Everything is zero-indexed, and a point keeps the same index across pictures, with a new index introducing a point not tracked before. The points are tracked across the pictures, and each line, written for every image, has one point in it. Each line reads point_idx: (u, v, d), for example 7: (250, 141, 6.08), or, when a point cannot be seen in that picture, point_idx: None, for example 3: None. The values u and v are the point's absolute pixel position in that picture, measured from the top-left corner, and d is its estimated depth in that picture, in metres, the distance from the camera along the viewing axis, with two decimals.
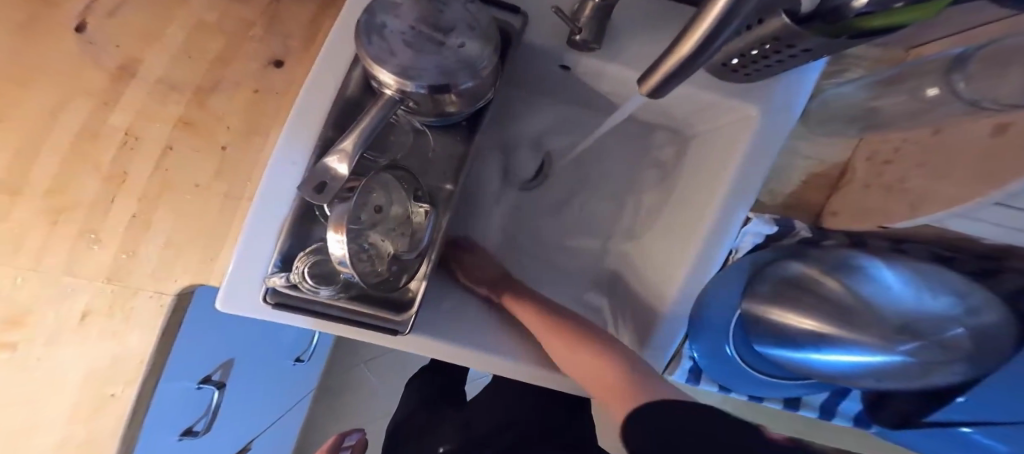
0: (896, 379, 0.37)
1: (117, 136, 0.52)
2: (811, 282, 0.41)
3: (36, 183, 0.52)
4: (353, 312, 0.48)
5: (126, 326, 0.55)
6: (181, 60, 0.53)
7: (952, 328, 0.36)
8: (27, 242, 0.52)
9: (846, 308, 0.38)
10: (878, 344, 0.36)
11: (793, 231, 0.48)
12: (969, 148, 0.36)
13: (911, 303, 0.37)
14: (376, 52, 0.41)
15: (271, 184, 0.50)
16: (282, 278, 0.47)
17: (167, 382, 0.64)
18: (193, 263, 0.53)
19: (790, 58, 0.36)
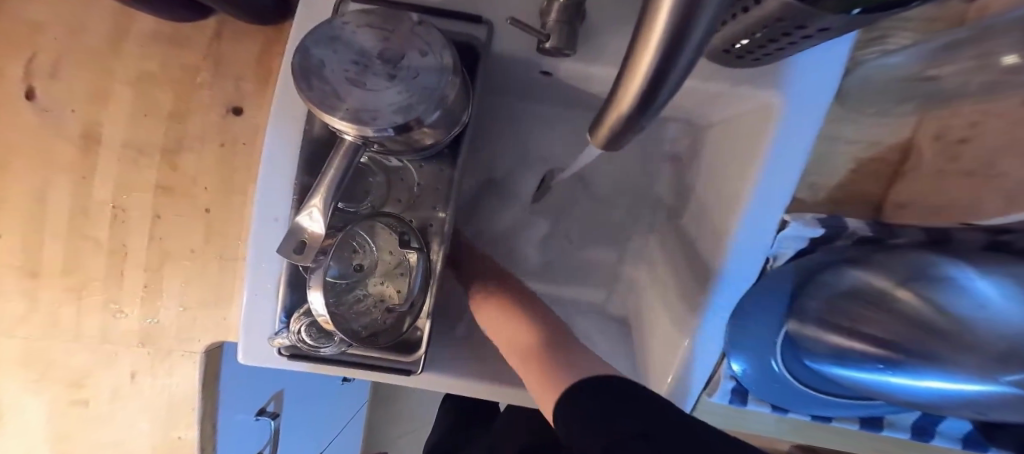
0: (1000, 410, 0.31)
1: (106, 210, 0.52)
2: (885, 296, 0.37)
3: (51, 264, 0.53)
4: (364, 357, 0.48)
5: (171, 381, 0.59)
6: (138, 119, 0.50)
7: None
8: (65, 320, 0.55)
9: (923, 325, 0.33)
10: (969, 372, 0.30)
11: (848, 232, 0.42)
12: None
13: (1007, 315, 0.29)
14: (319, 96, 0.35)
15: (258, 240, 0.48)
16: (287, 338, 0.48)
17: (228, 417, 0.66)
18: (212, 325, 0.55)
19: (802, 40, 0.28)
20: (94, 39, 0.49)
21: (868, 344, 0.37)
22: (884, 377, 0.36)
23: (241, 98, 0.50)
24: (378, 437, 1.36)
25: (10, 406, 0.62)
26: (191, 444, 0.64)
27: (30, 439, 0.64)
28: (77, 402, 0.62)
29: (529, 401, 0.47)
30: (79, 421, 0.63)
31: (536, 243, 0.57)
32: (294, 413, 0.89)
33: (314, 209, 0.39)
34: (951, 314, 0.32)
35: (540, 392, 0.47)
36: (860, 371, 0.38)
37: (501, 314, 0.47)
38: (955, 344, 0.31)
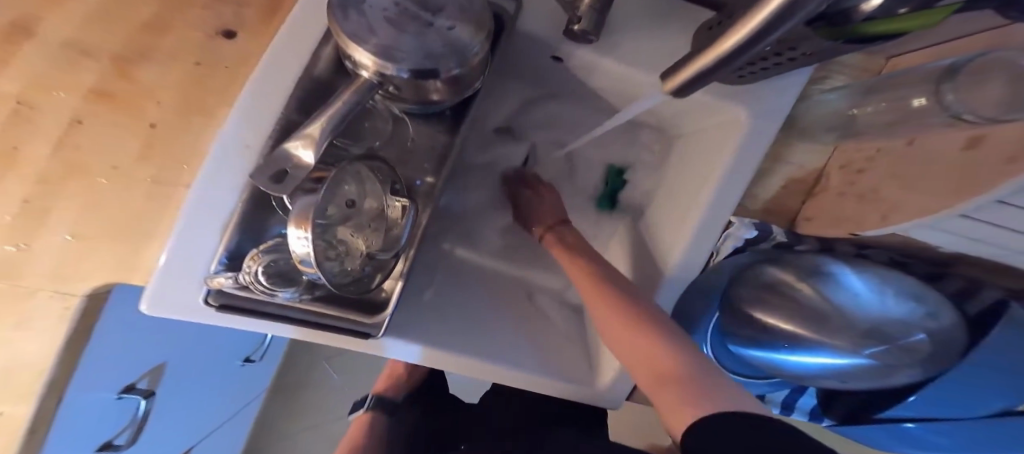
0: (858, 377, 0.52)
1: (5, 104, 0.43)
2: (789, 286, 0.52)
3: None
4: (317, 313, 0.44)
5: (23, 330, 0.50)
6: (91, 21, 0.44)
7: (914, 334, 0.51)
8: None
9: (819, 313, 0.50)
10: (850, 349, 0.50)
11: (770, 236, 0.52)
12: (943, 157, 0.40)
13: (868, 305, 0.50)
14: (351, 29, 0.36)
15: (216, 167, 0.43)
16: (229, 279, 0.41)
17: (81, 393, 0.59)
18: (114, 257, 0.49)
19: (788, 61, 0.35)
20: None
21: (784, 321, 0.52)
22: (784, 354, 0.53)
23: (236, 24, 0.47)
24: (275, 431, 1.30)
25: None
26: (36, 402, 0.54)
27: None
28: None
29: (479, 371, 0.49)
30: None
31: (500, 227, 0.60)
32: (169, 396, 0.80)
33: (308, 139, 0.37)
34: (841, 307, 0.50)
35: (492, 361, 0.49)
36: (765, 348, 0.54)
37: (621, 326, 0.44)
38: (847, 330, 0.50)
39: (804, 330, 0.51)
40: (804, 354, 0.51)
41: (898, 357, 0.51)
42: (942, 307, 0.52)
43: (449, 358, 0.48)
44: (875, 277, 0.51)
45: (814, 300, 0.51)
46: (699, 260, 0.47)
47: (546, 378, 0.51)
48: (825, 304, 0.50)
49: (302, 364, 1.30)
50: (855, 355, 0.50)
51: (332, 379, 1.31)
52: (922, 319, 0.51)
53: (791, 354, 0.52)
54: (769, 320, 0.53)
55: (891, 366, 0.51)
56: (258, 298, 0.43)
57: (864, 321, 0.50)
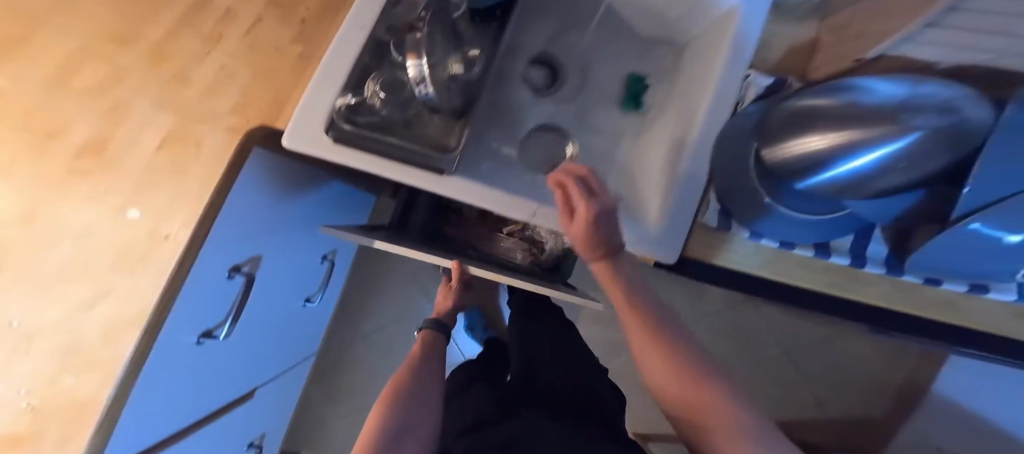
0: (890, 176, 0.40)
1: (219, 7, 0.61)
2: (812, 109, 0.42)
3: (143, 37, 0.59)
4: (407, 149, 0.55)
5: (184, 170, 0.58)
6: None
7: (936, 102, 0.37)
8: (125, 85, 0.57)
9: (850, 116, 0.39)
10: (882, 136, 0.38)
11: (785, 85, 0.54)
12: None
13: (897, 93, 0.38)
14: None
15: (341, 44, 0.58)
16: (352, 100, 0.54)
17: (209, 261, 0.62)
18: (264, 114, 0.59)
19: None
20: None
21: (825, 139, 0.41)
22: (838, 167, 0.41)
23: None
24: (311, 407, 1.52)
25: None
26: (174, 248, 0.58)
27: None
28: (74, 172, 0.57)
29: (520, 209, 0.58)
30: (61, 200, 0.56)
31: (539, 122, 0.72)
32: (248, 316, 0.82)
33: None
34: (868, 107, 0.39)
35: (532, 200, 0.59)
36: (827, 170, 0.42)
37: (687, 391, 0.44)
38: (878, 118, 0.38)
39: (846, 135, 0.39)
40: (859, 156, 0.39)
41: (938, 142, 0.37)
42: (968, 89, 0.38)
43: (503, 200, 0.58)
44: (936, 38, 0.42)
45: (851, 109, 0.39)
46: (720, 124, 0.58)
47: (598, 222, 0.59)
48: (855, 108, 0.39)
49: (339, 343, 1.53)
50: (897, 137, 0.37)
51: (369, 364, 1.53)
52: (960, 95, 0.37)
53: (848, 160, 0.40)
54: (817, 141, 0.41)
55: (941, 148, 0.37)
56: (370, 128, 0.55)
57: (890, 107, 0.38)
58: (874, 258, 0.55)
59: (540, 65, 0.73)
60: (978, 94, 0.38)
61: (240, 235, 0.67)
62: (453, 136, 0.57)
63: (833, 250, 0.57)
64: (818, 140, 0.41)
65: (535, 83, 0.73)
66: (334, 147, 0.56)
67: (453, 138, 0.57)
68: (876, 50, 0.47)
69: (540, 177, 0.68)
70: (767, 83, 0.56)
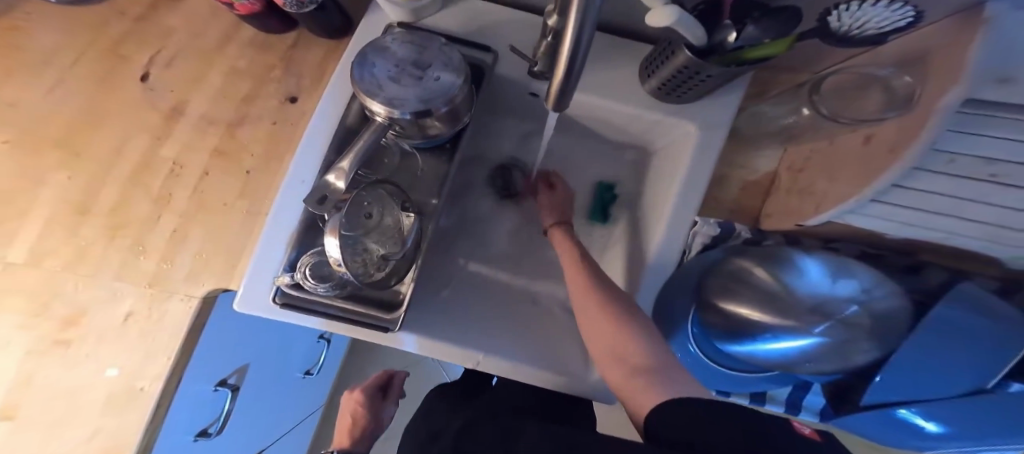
0: (825, 363, 0.47)
1: (166, 164, 0.61)
2: (751, 274, 0.49)
3: (100, 205, 0.61)
4: (352, 313, 0.53)
5: (159, 328, 0.61)
6: (217, 101, 0.62)
7: (847, 307, 0.46)
8: (88, 256, 0.60)
9: (777, 296, 0.47)
10: (802, 328, 0.45)
11: (734, 233, 0.54)
12: (852, 155, 0.40)
13: (818, 285, 0.47)
14: (367, 88, 0.49)
15: (284, 200, 0.56)
16: (288, 277, 0.52)
17: (190, 385, 0.65)
18: (219, 271, 0.60)
19: (704, 80, 0.43)
20: (207, 37, 0.64)
21: (750, 311, 0.48)
22: (756, 343, 0.48)
23: (299, 92, 0.62)
24: None
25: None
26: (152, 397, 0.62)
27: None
28: (60, 342, 0.61)
29: (464, 359, 0.53)
30: (49, 368, 0.60)
31: (509, 231, 0.65)
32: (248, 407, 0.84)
33: (340, 171, 0.49)
34: (791, 289, 0.47)
35: (471, 350, 0.53)
36: (746, 343, 0.49)
37: None
38: (797, 310, 0.46)
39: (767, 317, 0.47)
40: (775, 340, 0.47)
41: (845, 335, 0.46)
42: (881, 284, 0.47)
43: (456, 354, 0.53)
44: (873, 219, 0.48)
45: (784, 294, 0.47)
46: (669, 262, 0.50)
47: (559, 375, 0.53)
48: (780, 287, 0.47)
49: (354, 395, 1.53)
50: (808, 334, 0.45)
51: None
52: (871, 296, 0.46)
53: (764, 340, 0.47)
54: (745, 312, 0.48)
55: (854, 340, 0.46)
56: (311, 298, 0.53)
57: (812, 302, 0.46)
58: (809, 407, 0.69)
59: (502, 174, 0.65)
60: (891, 290, 0.48)
61: (221, 353, 0.70)
62: (397, 285, 0.54)
63: (770, 398, 0.69)
64: (747, 312, 0.48)
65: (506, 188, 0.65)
66: (284, 310, 0.55)
67: (405, 289, 0.54)
68: (820, 219, 0.45)
69: (508, 305, 0.60)
70: (714, 230, 0.54)
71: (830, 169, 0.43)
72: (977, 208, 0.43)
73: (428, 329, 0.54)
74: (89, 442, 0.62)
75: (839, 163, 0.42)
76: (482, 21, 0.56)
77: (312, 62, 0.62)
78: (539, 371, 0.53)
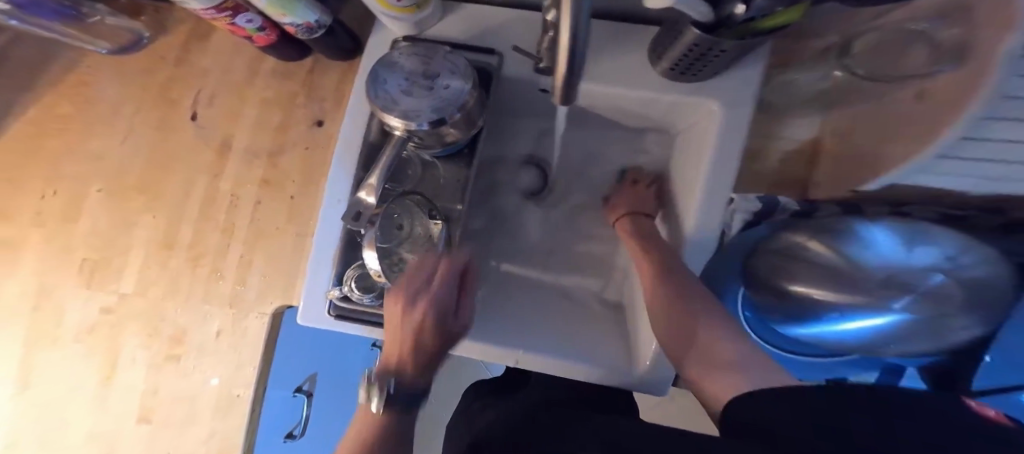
0: (913, 339, 0.46)
1: (225, 197, 0.67)
2: (806, 252, 0.45)
3: (181, 240, 0.69)
4: None
5: (243, 340, 0.69)
6: (256, 133, 0.67)
7: (930, 279, 0.44)
8: (178, 286, 0.69)
9: (843, 273, 0.45)
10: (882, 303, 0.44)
11: (780, 207, 0.45)
12: (902, 115, 0.34)
13: (890, 255, 0.43)
14: (382, 103, 0.50)
15: (325, 220, 0.60)
16: (338, 291, 0.56)
17: (276, 390, 0.73)
18: (282, 289, 0.66)
19: (720, 55, 0.39)
20: (238, 74, 0.69)
21: (810, 289, 0.46)
22: (832, 322, 0.46)
23: (324, 115, 0.65)
24: None
25: (79, 376, 0.72)
26: (247, 402, 0.72)
27: (122, 407, 0.72)
28: (170, 358, 0.71)
29: (504, 358, 0.55)
30: (166, 380, 0.71)
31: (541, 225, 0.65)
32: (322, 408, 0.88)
33: (369, 187, 0.49)
34: (858, 260, 0.44)
35: (513, 350, 0.54)
36: (812, 323, 0.47)
37: None
38: (870, 282, 0.44)
39: (847, 299, 0.45)
40: (856, 318, 0.45)
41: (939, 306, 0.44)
42: (970, 250, 0.43)
43: (495, 351, 0.54)
44: (939, 180, 0.39)
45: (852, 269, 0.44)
46: (704, 248, 0.46)
47: (597, 370, 0.53)
48: (844, 260, 0.44)
49: None
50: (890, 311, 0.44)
51: None
52: (956, 265, 0.43)
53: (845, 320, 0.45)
54: (806, 288, 0.46)
55: (940, 313, 0.45)
56: (359, 307, 0.57)
57: (885, 275, 0.44)
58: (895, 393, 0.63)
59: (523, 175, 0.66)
60: (980, 259, 0.43)
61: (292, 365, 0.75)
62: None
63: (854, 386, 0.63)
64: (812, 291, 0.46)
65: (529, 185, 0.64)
66: (337, 319, 0.60)
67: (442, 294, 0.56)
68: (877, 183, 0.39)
69: (546, 300, 0.61)
70: (756, 206, 0.45)
71: (884, 129, 0.36)
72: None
73: (469, 329, 0.56)
74: (207, 441, 0.73)
75: (891, 127, 0.35)
76: (485, 24, 0.55)
77: (331, 84, 0.65)
78: (576, 366, 0.53)
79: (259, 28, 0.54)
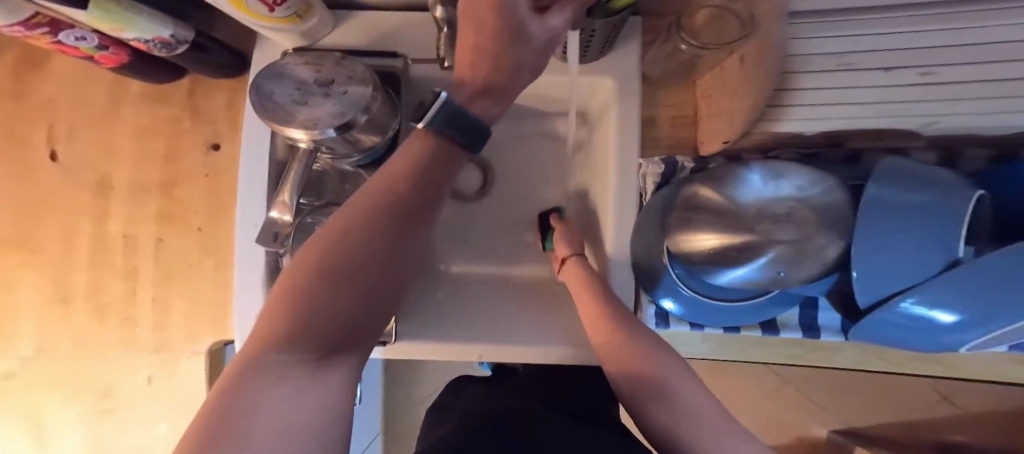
0: (798, 268, 0.40)
1: (118, 240, 0.62)
2: (699, 199, 0.45)
3: (77, 290, 0.63)
4: None
5: (179, 382, 0.66)
6: (140, 166, 0.62)
7: (783, 207, 0.40)
8: (91, 339, 0.64)
9: (737, 217, 0.42)
10: (761, 242, 0.40)
11: (679, 167, 0.49)
12: (743, 74, 0.37)
13: (769, 193, 0.41)
14: (275, 117, 0.48)
15: (241, 246, 0.57)
16: None
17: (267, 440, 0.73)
18: (210, 326, 0.63)
19: (597, 32, 0.42)
20: (100, 104, 0.62)
21: (721, 238, 0.42)
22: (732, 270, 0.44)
23: (219, 138, 0.61)
24: None
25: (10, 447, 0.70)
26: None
27: None
28: (106, 411, 0.69)
29: (465, 354, 0.57)
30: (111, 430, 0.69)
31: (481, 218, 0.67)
32: None
33: (283, 203, 0.51)
34: (747, 204, 0.41)
35: (474, 344, 0.56)
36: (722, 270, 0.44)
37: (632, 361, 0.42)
38: (755, 219, 0.41)
39: (732, 239, 0.42)
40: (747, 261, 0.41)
41: (866, 227, 0.39)
42: (820, 180, 0.40)
43: (450, 346, 0.57)
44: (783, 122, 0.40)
45: (737, 210, 0.42)
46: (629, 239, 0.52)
47: (546, 346, 0.56)
48: (731, 204, 0.42)
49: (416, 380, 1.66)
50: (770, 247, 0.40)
51: None
52: (809, 193, 0.40)
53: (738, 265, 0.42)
54: (707, 241, 0.44)
55: (806, 237, 0.39)
56: None
57: (763, 210, 0.41)
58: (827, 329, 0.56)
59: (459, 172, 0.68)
60: (829, 185, 0.40)
61: None
62: None
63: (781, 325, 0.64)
64: (709, 239, 0.43)
65: (470, 192, 0.69)
66: None
67: None
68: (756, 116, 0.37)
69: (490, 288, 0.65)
70: (659, 168, 0.50)
71: (734, 89, 0.39)
72: (946, 88, 0.33)
73: (424, 324, 0.58)
74: None
75: (738, 87, 0.38)
76: (380, 28, 0.56)
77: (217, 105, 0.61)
78: (529, 348, 0.56)
79: (99, 45, 0.46)
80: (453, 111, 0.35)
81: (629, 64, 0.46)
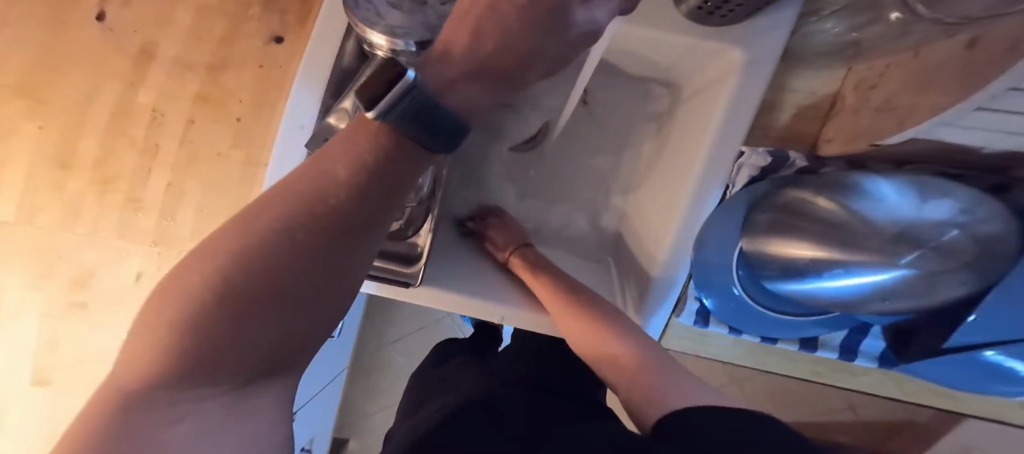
0: (904, 294, 0.42)
1: (145, 113, 0.56)
2: (809, 204, 0.45)
3: (83, 158, 0.56)
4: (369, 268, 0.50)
5: None
6: (191, 41, 0.57)
7: (949, 233, 0.39)
8: (84, 216, 0.57)
9: (848, 230, 0.42)
10: (883, 261, 0.40)
11: (790, 163, 0.49)
12: (947, 63, 0.33)
13: (898, 211, 0.40)
14: (363, 15, 0.43)
15: (282, 146, 0.52)
16: None
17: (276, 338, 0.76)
18: None
19: None
20: None
21: (814, 249, 0.44)
22: (817, 281, 0.44)
23: (284, 31, 0.57)
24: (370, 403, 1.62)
25: None
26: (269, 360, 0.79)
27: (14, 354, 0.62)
28: (76, 303, 0.61)
29: (489, 313, 0.53)
30: (75, 325, 0.62)
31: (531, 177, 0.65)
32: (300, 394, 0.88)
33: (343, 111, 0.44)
34: (863, 216, 0.41)
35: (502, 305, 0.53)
36: (810, 279, 0.45)
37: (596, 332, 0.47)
38: (878, 241, 0.40)
39: (833, 255, 0.42)
40: (836, 276, 0.43)
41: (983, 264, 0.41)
42: (981, 205, 0.40)
43: (475, 302, 0.52)
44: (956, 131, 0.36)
45: (854, 224, 0.42)
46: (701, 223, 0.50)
47: None
48: (844, 216, 0.42)
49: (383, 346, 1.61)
50: (891, 268, 0.40)
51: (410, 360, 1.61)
52: (970, 219, 0.39)
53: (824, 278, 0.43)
54: (799, 249, 0.45)
55: (946, 270, 0.40)
56: None
57: (892, 232, 0.40)
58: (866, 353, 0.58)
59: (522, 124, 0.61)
60: (984, 211, 0.40)
61: None
62: (412, 238, 0.51)
63: (821, 344, 0.59)
64: (805, 252, 0.44)
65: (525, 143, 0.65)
66: None
67: (422, 240, 0.51)
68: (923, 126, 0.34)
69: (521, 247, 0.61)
70: (763, 160, 0.50)
71: (920, 81, 0.35)
72: None
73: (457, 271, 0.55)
74: None
75: (932, 77, 0.34)
76: None
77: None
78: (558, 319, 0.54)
79: None
80: (423, 103, 0.24)
81: (768, 40, 0.43)
